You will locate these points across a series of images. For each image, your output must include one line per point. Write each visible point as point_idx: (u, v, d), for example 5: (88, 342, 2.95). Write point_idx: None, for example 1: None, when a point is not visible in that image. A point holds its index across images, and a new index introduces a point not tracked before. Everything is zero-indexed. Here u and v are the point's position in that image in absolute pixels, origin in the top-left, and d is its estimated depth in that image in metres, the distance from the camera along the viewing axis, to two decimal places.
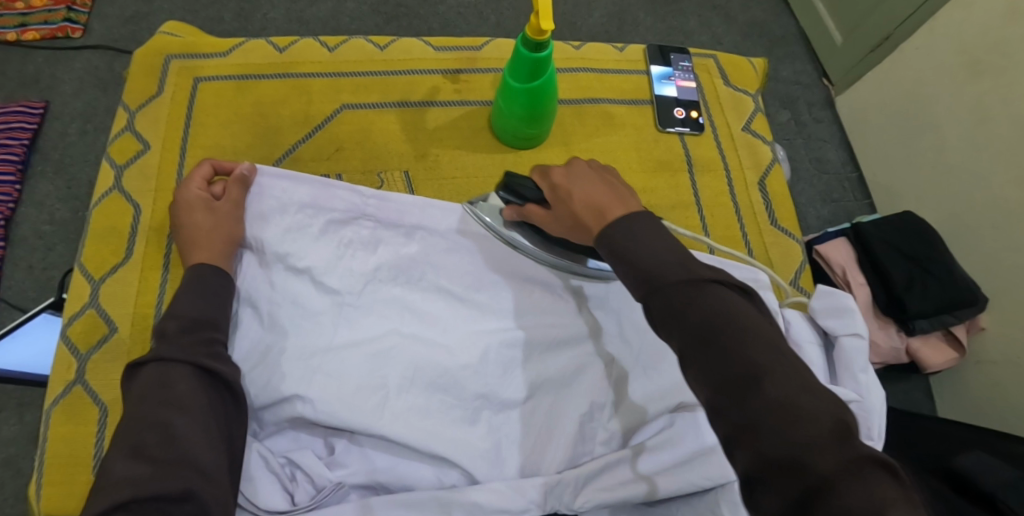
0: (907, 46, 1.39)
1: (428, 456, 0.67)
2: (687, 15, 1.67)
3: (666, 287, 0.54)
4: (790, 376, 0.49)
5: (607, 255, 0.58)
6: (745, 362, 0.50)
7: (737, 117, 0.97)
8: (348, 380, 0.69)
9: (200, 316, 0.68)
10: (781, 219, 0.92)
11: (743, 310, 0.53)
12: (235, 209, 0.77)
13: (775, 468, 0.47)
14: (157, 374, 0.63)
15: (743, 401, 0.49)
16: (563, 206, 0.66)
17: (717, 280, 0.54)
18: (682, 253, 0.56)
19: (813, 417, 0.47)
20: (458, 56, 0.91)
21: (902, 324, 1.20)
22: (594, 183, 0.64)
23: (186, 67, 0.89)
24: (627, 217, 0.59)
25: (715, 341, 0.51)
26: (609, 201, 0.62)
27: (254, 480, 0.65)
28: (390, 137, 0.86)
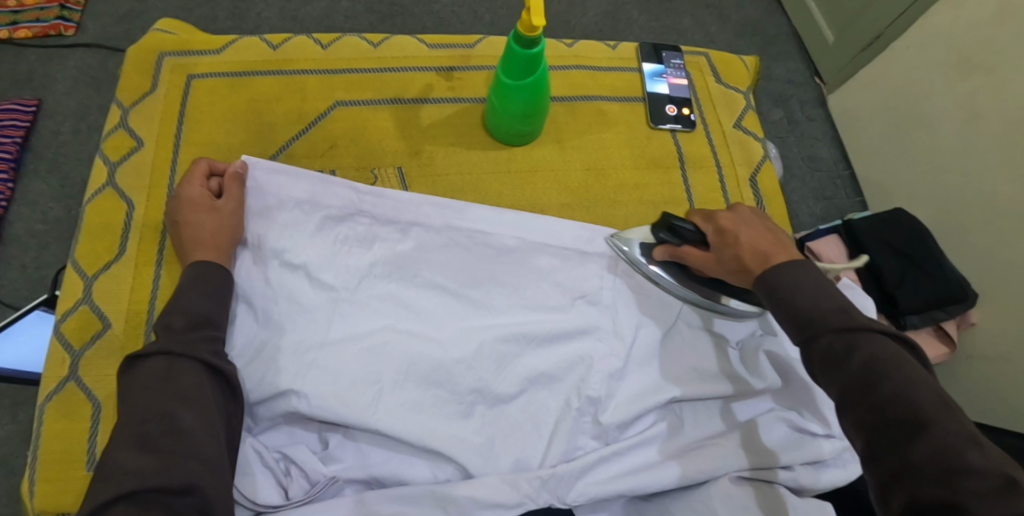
0: (899, 45, 1.40)
1: (423, 450, 0.68)
2: (680, 14, 1.68)
3: (824, 336, 0.59)
4: (959, 426, 0.52)
5: (767, 299, 0.63)
6: (908, 409, 0.54)
7: (728, 114, 0.98)
8: (343, 375, 0.69)
9: (208, 315, 0.68)
10: (772, 216, 0.93)
11: (907, 360, 0.57)
12: (238, 209, 0.77)
13: (930, 510, 0.50)
14: (163, 367, 0.63)
15: (903, 445, 0.53)
16: (726, 250, 0.69)
17: (877, 329, 0.58)
18: (840, 299, 0.61)
19: (982, 469, 0.50)
20: (451, 53, 0.91)
21: (894, 320, 1.20)
22: (759, 232, 0.68)
23: (178, 65, 0.89)
24: (793, 265, 0.64)
25: (876, 387, 0.55)
26: (776, 249, 0.66)
27: (249, 475, 0.65)
28: (383, 134, 0.86)
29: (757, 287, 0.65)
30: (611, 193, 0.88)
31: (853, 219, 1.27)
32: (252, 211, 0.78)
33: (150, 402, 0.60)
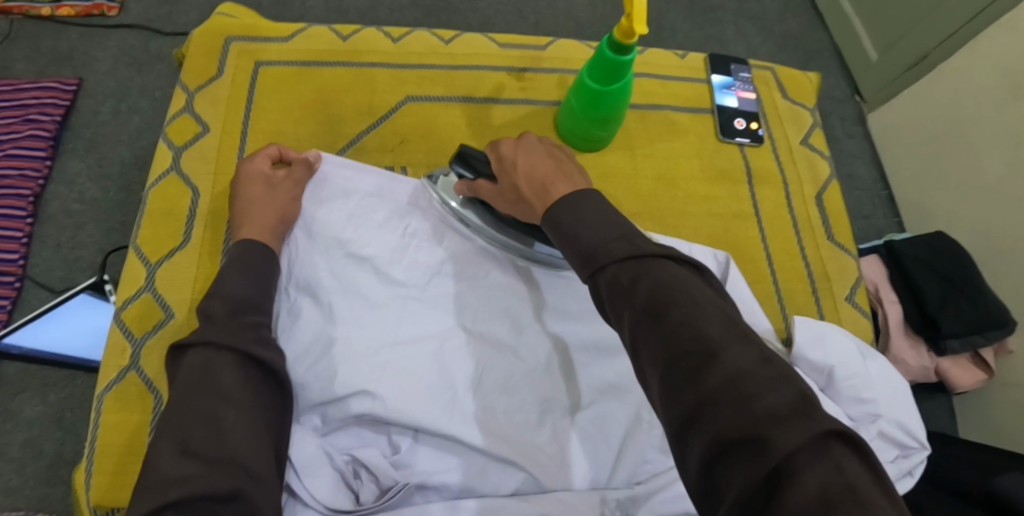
0: (944, 68, 1.39)
1: (496, 459, 0.65)
2: (722, 24, 1.67)
3: (605, 268, 0.52)
4: (746, 349, 0.46)
5: (553, 237, 0.56)
6: (697, 336, 0.46)
7: (795, 130, 0.97)
8: (416, 379, 0.67)
9: (247, 299, 0.66)
10: (838, 235, 0.92)
11: (695, 284, 0.50)
12: (294, 187, 0.76)
13: (724, 450, 0.43)
14: (200, 363, 0.59)
15: (699, 378, 0.45)
16: (507, 180, 0.65)
17: (668, 256, 0.52)
18: (630, 230, 0.54)
19: (774, 394, 0.43)
20: (522, 54, 0.90)
21: (933, 344, 1.18)
22: (538, 158, 0.63)
23: (245, 50, 0.87)
24: (579, 191, 0.57)
25: (664, 316, 0.48)
26: (555, 178, 0.60)
27: (318, 476, 0.63)
28: (454, 132, 0.85)
29: (540, 222, 0.58)
30: (679, 204, 0.87)
31: (895, 240, 1.26)
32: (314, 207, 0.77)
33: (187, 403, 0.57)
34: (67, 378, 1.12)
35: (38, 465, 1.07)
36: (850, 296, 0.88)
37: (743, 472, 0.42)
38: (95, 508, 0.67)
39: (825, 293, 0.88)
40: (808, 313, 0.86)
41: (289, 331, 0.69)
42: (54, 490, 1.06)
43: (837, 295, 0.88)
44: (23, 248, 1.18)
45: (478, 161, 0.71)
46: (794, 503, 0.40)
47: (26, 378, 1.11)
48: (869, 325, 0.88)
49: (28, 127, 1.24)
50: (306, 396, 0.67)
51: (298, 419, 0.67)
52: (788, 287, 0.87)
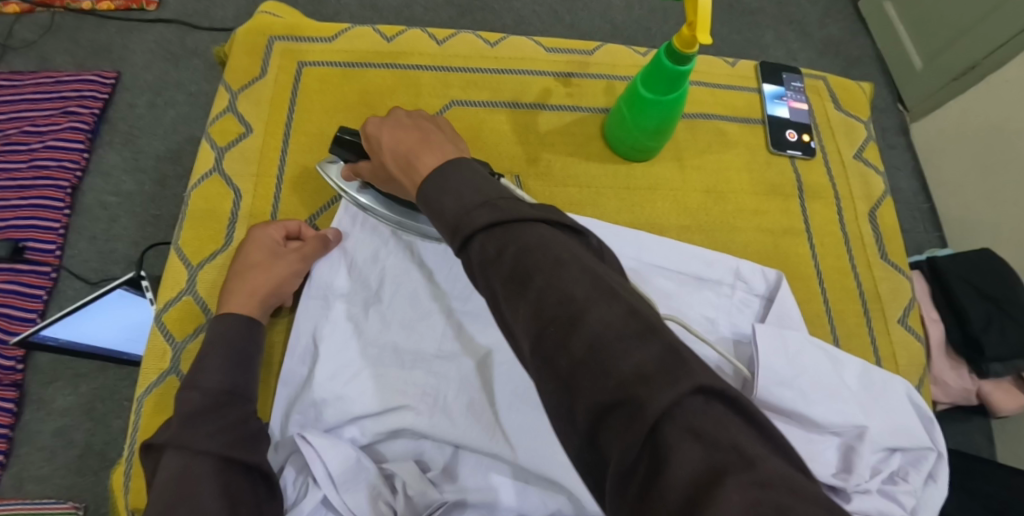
0: (994, 79, 1.34)
1: (537, 479, 0.63)
2: (762, 28, 1.63)
3: (472, 237, 0.50)
4: (610, 308, 0.46)
5: (422, 211, 0.53)
6: (563, 303, 0.46)
7: (848, 143, 0.93)
8: (458, 392, 0.66)
9: (232, 389, 0.61)
10: (891, 253, 0.88)
11: (563, 242, 0.49)
12: (297, 261, 0.69)
13: (601, 416, 0.43)
14: (179, 469, 0.56)
15: (571, 347, 0.45)
16: (378, 158, 0.63)
17: (533, 217, 0.50)
18: (495, 191, 0.52)
19: (642, 358, 0.43)
20: (571, 59, 0.88)
21: (976, 367, 1.14)
22: (403, 130, 0.61)
23: (290, 50, 0.86)
24: (446, 164, 0.54)
25: (530, 283, 0.47)
26: (421, 150, 0.58)
27: (356, 494, 0.60)
28: (500, 138, 0.83)
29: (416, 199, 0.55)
30: (728, 218, 0.84)
31: (939, 258, 1.22)
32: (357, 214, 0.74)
33: (195, 441, 0.57)
34: (100, 370, 1.12)
35: (69, 455, 1.08)
36: (902, 318, 0.85)
37: (622, 436, 0.42)
38: (132, 512, 0.65)
39: (877, 313, 0.85)
40: (860, 335, 0.83)
41: (328, 341, 0.67)
42: (84, 481, 1.06)
43: (890, 316, 0.85)
44: (60, 239, 1.19)
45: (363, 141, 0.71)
46: (677, 461, 0.40)
47: (60, 368, 1.12)
48: (921, 348, 0.85)
49: (67, 119, 1.24)
50: (345, 407, 0.64)
51: (334, 433, 0.64)
52: (839, 306, 0.84)
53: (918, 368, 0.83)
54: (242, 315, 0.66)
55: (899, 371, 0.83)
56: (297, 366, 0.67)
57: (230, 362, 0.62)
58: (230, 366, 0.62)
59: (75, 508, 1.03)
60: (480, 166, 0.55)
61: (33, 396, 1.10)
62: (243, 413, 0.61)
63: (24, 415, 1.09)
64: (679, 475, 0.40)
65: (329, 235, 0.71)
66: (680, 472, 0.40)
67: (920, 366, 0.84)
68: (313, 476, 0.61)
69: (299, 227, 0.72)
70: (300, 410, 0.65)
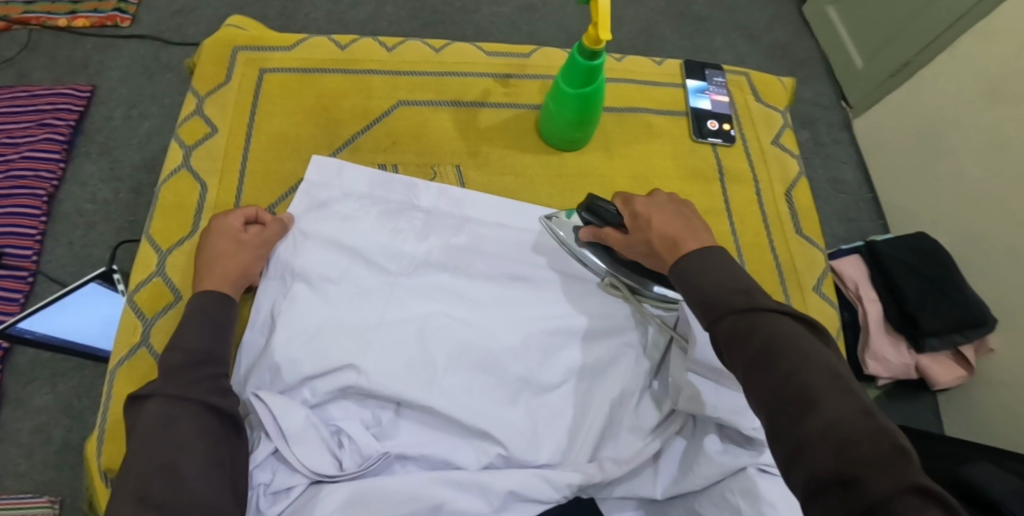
0: (925, 74, 1.45)
1: (470, 433, 0.71)
2: (710, 33, 1.73)
3: (721, 318, 0.59)
4: (848, 401, 0.52)
5: (677, 284, 0.65)
6: (801, 386, 0.54)
7: (767, 131, 1.02)
8: (401, 354, 0.73)
9: (210, 351, 0.67)
10: (806, 228, 0.97)
11: (809, 339, 0.57)
12: (261, 246, 0.77)
13: (823, 489, 0.50)
14: (162, 413, 0.61)
15: (799, 423, 0.52)
16: (641, 234, 0.72)
17: (783, 311, 0.58)
18: (748, 284, 0.61)
19: (866, 446, 0.49)
20: (509, 61, 0.97)
21: (913, 341, 1.23)
22: (668, 215, 0.71)
23: (252, 58, 0.94)
24: (703, 252, 0.65)
25: (774, 365, 0.55)
26: (685, 235, 0.68)
27: (304, 445, 0.66)
28: (443, 133, 0.91)
29: (670, 273, 0.66)
30: None
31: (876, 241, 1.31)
32: (312, 203, 0.83)
33: (178, 390, 0.63)
34: (76, 369, 1.18)
35: (47, 451, 1.13)
36: (817, 286, 0.94)
37: (836, 511, 0.49)
38: (105, 471, 0.71)
39: (793, 282, 0.93)
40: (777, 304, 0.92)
41: (283, 312, 0.74)
42: (61, 475, 1.12)
43: (806, 284, 0.94)
44: (37, 245, 1.25)
45: (605, 210, 0.78)
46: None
47: (38, 368, 1.18)
48: (835, 313, 0.94)
49: (44, 131, 1.31)
50: (297, 370, 0.71)
51: (287, 393, 0.71)
52: (758, 276, 0.92)
53: (831, 331, 0.92)
54: (216, 293, 0.72)
55: None
56: (256, 337, 0.75)
57: (207, 329, 0.69)
58: (208, 331, 0.69)
59: (51, 502, 1.09)
60: (731, 258, 0.65)
61: (11, 396, 1.16)
62: (214, 371, 0.66)
63: (2, 413, 1.15)
64: None
65: (289, 221, 0.80)
66: None
67: (833, 329, 0.92)
68: (266, 429, 0.68)
69: (257, 212, 0.80)
70: (256, 374, 0.72)
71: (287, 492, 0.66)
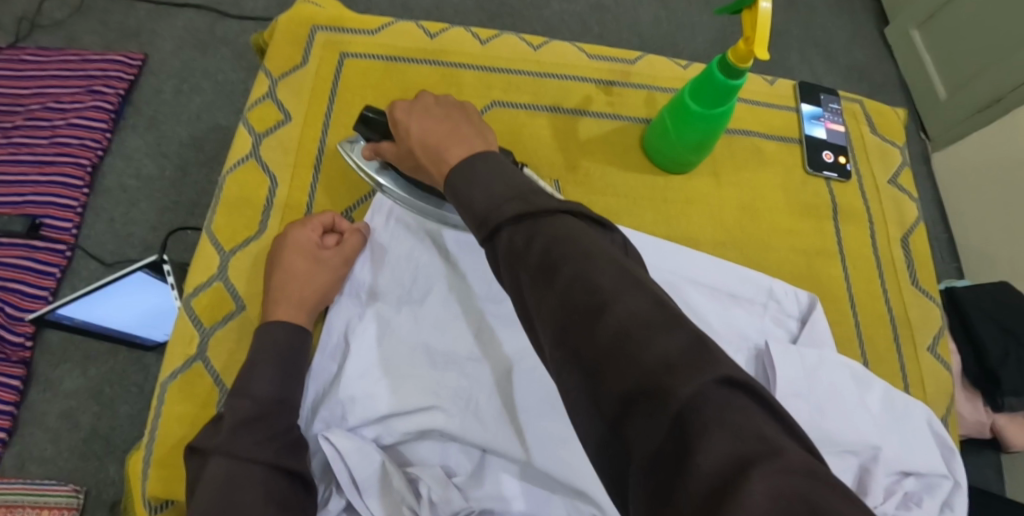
0: (1018, 112, 1.34)
1: (565, 489, 0.62)
2: (787, 49, 1.64)
3: (501, 231, 0.49)
4: (640, 296, 0.43)
5: (452, 202, 0.53)
6: (589, 289, 0.44)
7: (884, 168, 0.93)
8: (479, 391, 0.65)
9: (280, 398, 0.60)
10: (922, 279, 0.88)
11: (590, 236, 0.47)
12: (341, 265, 0.69)
13: (623, 406, 0.40)
14: (223, 476, 0.54)
15: (591, 334, 0.42)
16: (406, 146, 0.63)
17: (565, 212, 0.49)
18: (526, 186, 0.51)
19: (668, 347, 0.40)
20: (612, 68, 0.88)
21: (990, 399, 1.11)
22: (430, 120, 0.61)
23: (332, 41, 0.86)
24: (471, 157, 0.53)
25: (556, 272, 0.45)
26: (447, 141, 0.58)
27: (379, 498, 0.59)
28: (540, 142, 0.82)
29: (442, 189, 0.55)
30: (763, 235, 0.84)
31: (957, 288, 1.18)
32: (391, 216, 0.73)
33: (242, 449, 0.56)
34: (109, 352, 1.11)
35: (73, 438, 1.06)
36: (932, 345, 0.84)
37: (645, 430, 0.39)
38: (151, 498, 0.64)
39: (907, 339, 0.84)
40: (889, 363, 0.83)
41: (358, 337, 0.66)
42: (88, 464, 1.05)
43: (919, 342, 0.84)
44: (77, 218, 1.18)
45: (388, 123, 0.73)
46: (704, 448, 0.37)
47: (70, 348, 1.11)
48: (949, 376, 0.84)
49: (91, 99, 1.24)
50: (373, 406, 0.63)
51: (357, 433, 0.63)
52: (870, 329, 0.83)
53: (945, 397, 0.83)
54: (290, 324, 0.64)
55: (926, 398, 0.82)
56: (327, 364, 0.66)
57: (281, 370, 0.61)
58: (281, 374, 0.61)
59: (76, 492, 1.02)
60: (506, 160, 0.54)
61: (40, 376, 1.09)
62: (288, 424, 0.59)
63: (30, 394, 1.08)
64: (706, 465, 0.36)
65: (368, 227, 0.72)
66: (705, 466, 0.36)
67: (948, 396, 0.83)
68: (339, 480, 0.60)
69: (334, 220, 0.71)
70: (327, 406, 0.63)
71: None
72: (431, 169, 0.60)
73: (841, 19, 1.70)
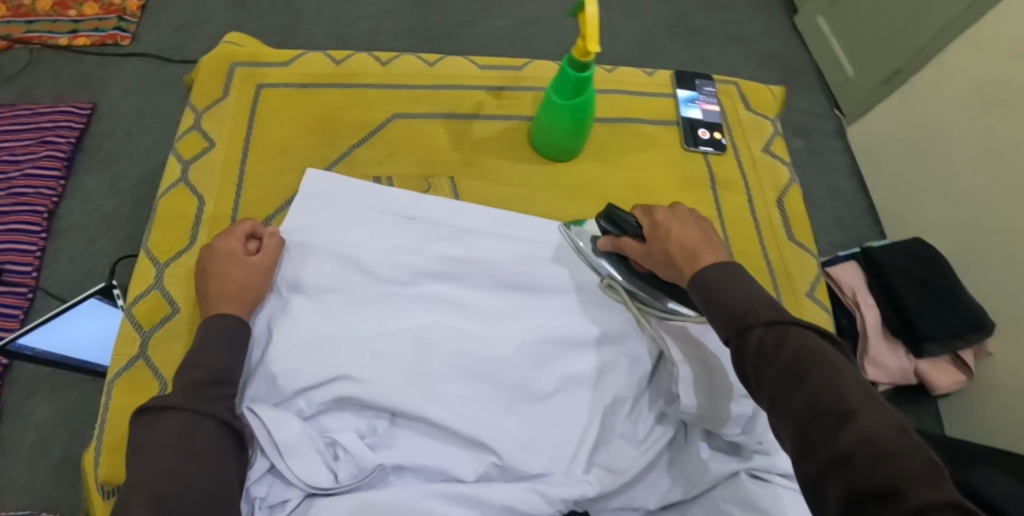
0: (919, 77, 1.45)
1: (467, 442, 0.71)
2: (705, 45, 1.76)
3: (751, 333, 0.58)
4: (883, 417, 0.52)
5: (698, 296, 0.64)
6: (837, 400, 0.53)
7: (757, 139, 1.03)
8: (395, 363, 0.73)
9: (222, 369, 0.68)
10: (797, 234, 0.98)
11: (834, 356, 0.57)
12: (269, 267, 0.77)
13: (852, 501, 0.49)
14: (182, 427, 0.63)
15: (837, 436, 0.51)
16: (659, 243, 0.72)
17: (806, 326, 0.59)
18: (772, 299, 0.61)
19: (905, 459, 0.49)
20: (502, 74, 0.97)
21: (912, 347, 1.20)
22: (689, 227, 0.71)
23: (249, 74, 0.96)
24: (723, 265, 0.65)
25: (805, 377, 0.55)
26: (705, 249, 0.68)
27: (302, 458, 0.67)
28: (438, 144, 0.91)
29: (689, 287, 0.66)
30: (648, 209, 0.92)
31: (872, 248, 1.28)
32: (313, 197, 0.84)
33: (195, 404, 0.64)
34: (77, 382, 1.19)
35: (47, 465, 1.13)
36: (809, 291, 0.93)
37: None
38: (104, 483, 0.72)
39: (786, 288, 0.93)
40: None
41: (280, 326, 0.74)
42: (61, 489, 1.12)
43: (798, 289, 0.94)
44: (36, 261, 1.25)
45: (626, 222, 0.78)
46: None
47: (39, 381, 1.18)
48: (829, 320, 0.93)
49: (44, 149, 1.33)
50: (294, 380, 0.71)
51: (283, 405, 0.71)
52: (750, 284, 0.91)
53: None
54: (232, 316, 0.72)
55: None
56: (255, 352, 0.75)
57: (226, 350, 0.70)
58: (228, 351, 0.70)
59: None
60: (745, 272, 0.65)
61: (11, 411, 1.16)
62: (228, 393, 0.68)
63: (2, 428, 1.15)
64: None
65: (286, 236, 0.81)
66: None
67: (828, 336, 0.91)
68: (261, 444, 0.68)
69: (255, 228, 0.80)
70: (253, 385, 0.72)
71: (282, 505, 0.68)
72: (681, 267, 0.69)
73: (753, 14, 1.83)
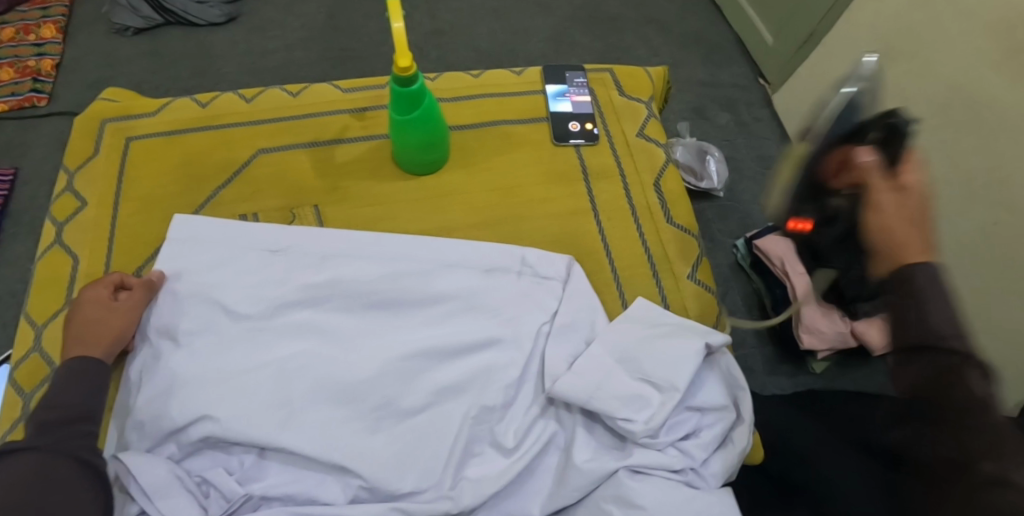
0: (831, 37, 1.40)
1: (332, 467, 0.72)
2: (623, 31, 1.74)
3: (958, 364, 0.57)
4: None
5: (905, 284, 0.60)
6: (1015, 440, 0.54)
7: (632, 124, 1.04)
8: (259, 396, 0.74)
9: (83, 410, 0.73)
10: (677, 216, 0.97)
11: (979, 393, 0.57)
12: (134, 309, 0.80)
13: None
14: (36, 464, 0.65)
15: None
16: (898, 204, 0.65)
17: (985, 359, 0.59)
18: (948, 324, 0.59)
19: None
20: (365, 96, 0.99)
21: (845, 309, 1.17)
22: (916, 209, 0.65)
23: (118, 129, 0.97)
24: (933, 275, 0.60)
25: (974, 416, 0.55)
26: (917, 243, 0.62)
27: (169, 499, 0.68)
28: (302, 174, 0.92)
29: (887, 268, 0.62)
30: (516, 210, 0.93)
31: None
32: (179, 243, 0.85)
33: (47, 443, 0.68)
34: None
35: None
36: (690, 273, 0.92)
37: None
38: None
39: (665, 272, 0.92)
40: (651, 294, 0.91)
41: (148, 374, 0.75)
42: None
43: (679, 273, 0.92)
44: None
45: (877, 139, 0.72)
46: None
47: None
48: (712, 299, 0.92)
49: None
50: (159, 425, 0.72)
51: (154, 451, 0.73)
52: (629, 273, 0.91)
53: (710, 316, 0.90)
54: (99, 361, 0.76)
55: (689, 316, 0.90)
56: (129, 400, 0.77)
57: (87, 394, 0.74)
58: (88, 394, 0.74)
59: None
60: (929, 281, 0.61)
61: None
62: (86, 430, 0.72)
63: None
64: None
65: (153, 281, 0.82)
66: None
67: (710, 315, 0.91)
68: (129, 489, 0.69)
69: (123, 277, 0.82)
70: (126, 434, 0.74)
71: None
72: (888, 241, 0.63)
73: None
